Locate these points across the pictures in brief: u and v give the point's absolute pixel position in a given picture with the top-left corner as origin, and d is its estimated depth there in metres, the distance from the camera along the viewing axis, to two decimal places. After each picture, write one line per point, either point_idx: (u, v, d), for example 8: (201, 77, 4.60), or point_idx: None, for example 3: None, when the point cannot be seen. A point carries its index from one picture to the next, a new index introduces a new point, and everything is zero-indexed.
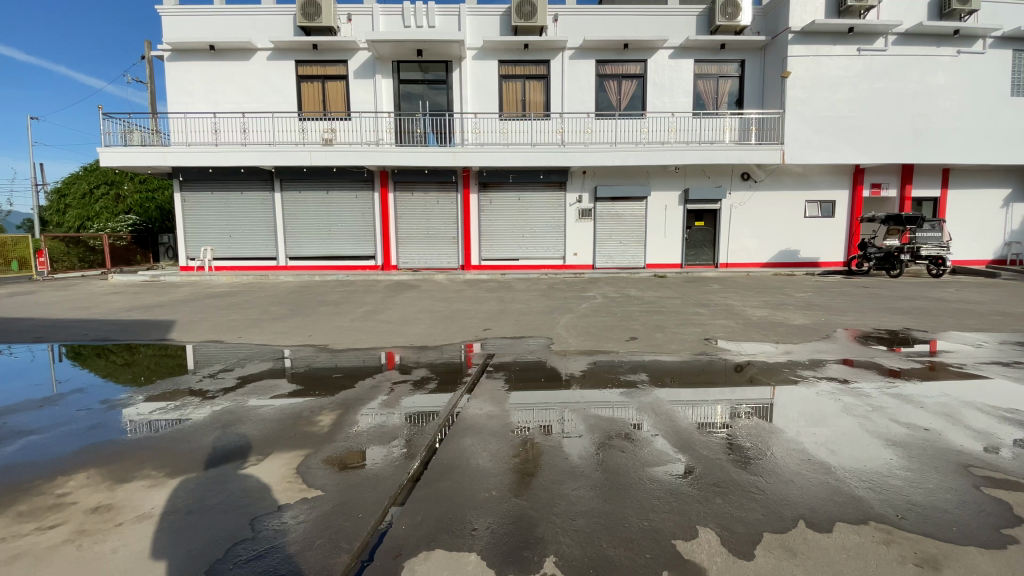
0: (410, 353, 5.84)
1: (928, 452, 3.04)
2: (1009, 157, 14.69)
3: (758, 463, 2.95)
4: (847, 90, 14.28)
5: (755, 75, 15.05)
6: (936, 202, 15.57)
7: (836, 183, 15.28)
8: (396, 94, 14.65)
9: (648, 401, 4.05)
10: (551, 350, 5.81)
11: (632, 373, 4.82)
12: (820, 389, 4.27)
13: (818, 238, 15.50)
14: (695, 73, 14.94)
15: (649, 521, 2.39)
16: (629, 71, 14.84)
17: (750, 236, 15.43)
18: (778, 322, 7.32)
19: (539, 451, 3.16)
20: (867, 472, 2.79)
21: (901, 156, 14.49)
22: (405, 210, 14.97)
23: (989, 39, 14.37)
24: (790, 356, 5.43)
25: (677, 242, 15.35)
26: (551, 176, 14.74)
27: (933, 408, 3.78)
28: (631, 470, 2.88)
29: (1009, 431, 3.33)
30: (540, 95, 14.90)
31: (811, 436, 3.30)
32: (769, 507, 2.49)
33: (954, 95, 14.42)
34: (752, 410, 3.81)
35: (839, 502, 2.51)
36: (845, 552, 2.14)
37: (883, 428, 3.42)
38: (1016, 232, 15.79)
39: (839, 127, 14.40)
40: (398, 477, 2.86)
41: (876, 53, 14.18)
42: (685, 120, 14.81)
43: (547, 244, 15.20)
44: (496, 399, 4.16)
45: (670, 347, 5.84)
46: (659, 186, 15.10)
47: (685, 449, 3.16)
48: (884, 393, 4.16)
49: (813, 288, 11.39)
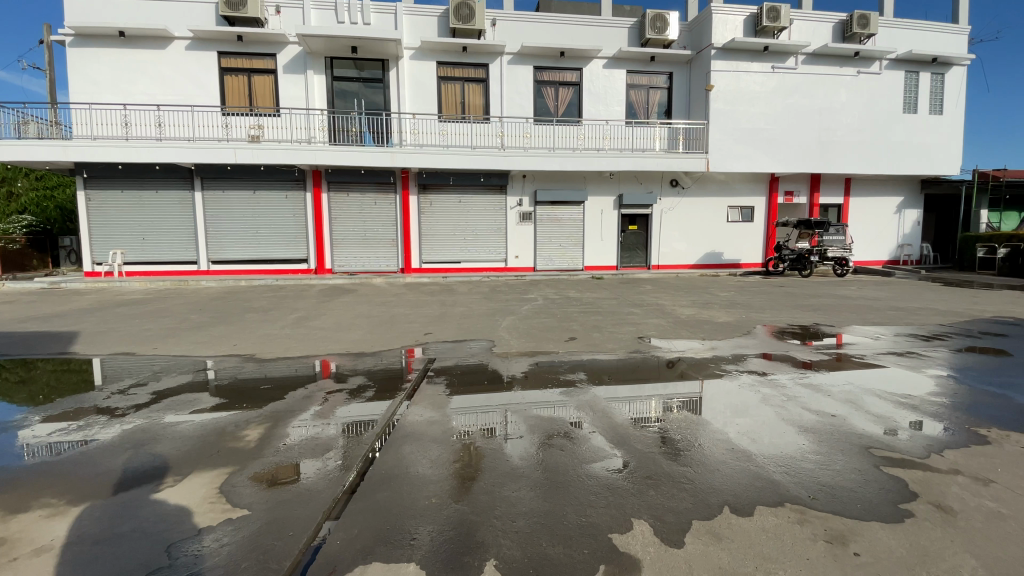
0: (346, 360, 5.64)
1: (835, 436, 3.34)
2: (901, 168, 16.43)
3: (688, 454, 3.11)
4: (763, 104, 15.44)
5: (683, 87, 15.93)
6: (839, 209, 17.21)
7: (755, 190, 16.48)
8: (329, 91, 14.13)
9: (587, 399, 4.16)
10: (492, 352, 5.82)
11: (572, 373, 4.93)
12: (742, 381, 4.59)
13: (739, 241, 16.65)
14: (627, 83, 15.57)
15: (587, 517, 2.45)
16: (566, 79, 15.21)
17: (679, 239, 16.28)
18: (705, 320, 7.78)
19: (480, 454, 3.16)
20: (783, 458, 3.03)
21: (810, 166, 15.88)
22: (340, 212, 14.45)
23: (885, 61, 15.99)
24: (716, 351, 5.80)
25: (613, 245, 15.91)
26: (492, 180, 14.81)
27: (839, 396, 4.16)
28: (572, 468, 2.95)
29: (903, 415, 3.71)
30: (479, 98, 14.91)
31: (735, 427, 3.52)
32: (697, 495, 2.63)
33: (854, 111, 15.98)
34: (682, 404, 4.02)
35: (759, 486, 2.70)
36: (765, 533, 2.29)
37: (797, 416, 3.72)
38: (907, 236, 17.73)
39: (756, 138, 15.54)
40: (333, 490, 2.75)
41: (788, 70, 15.47)
42: (618, 128, 15.43)
43: (487, 246, 15.21)
44: (436, 404, 4.10)
45: (607, 345, 6.05)
46: (596, 191, 15.59)
47: (621, 443, 3.29)
48: (798, 383, 4.52)
49: (736, 287, 12.21)
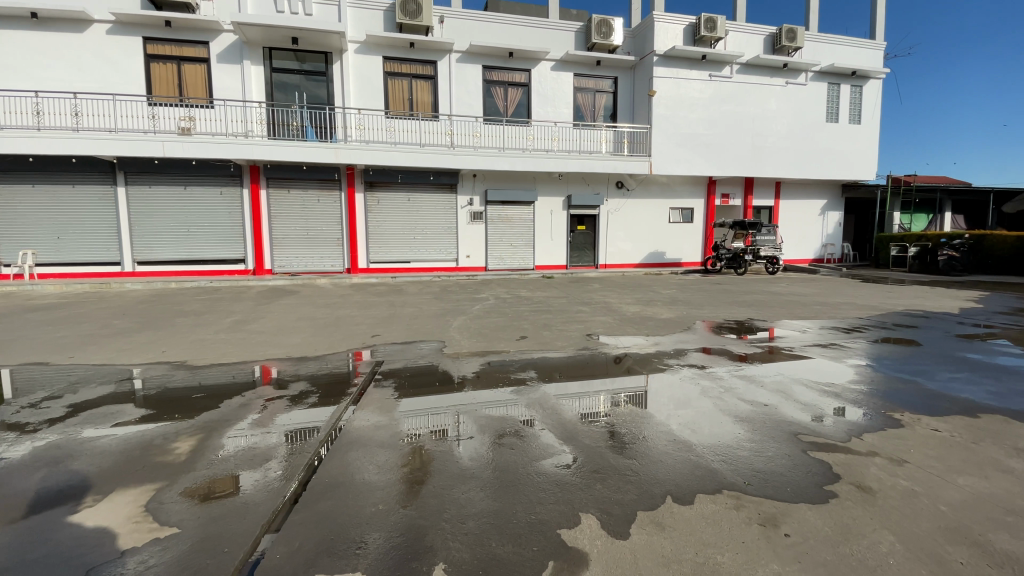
0: (287, 365, 5.39)
1: (768, 424, 3.56)
2: (825, 173, 17.72)
3: (633, 447, 3.20)
4: (701, 110, 16.19)
5: (627, 91, 16.42)
6: (770, 210, 18.33)
7: (694, 192, 17.28)
8: (268, 83, 13.47)
9: (537, 397, 4.20)
10: (442, 353, 5.76)
11: (522, 371, 4.96)
12: (683, 375, 4.79)
13: (680, 240, 17.39)
14: (574, 86, 15.86)
15: (536, 514, 2.47)
16: (515, 79, 15.28)
17: (625, 239, 16.78)
18: (649, 316, 8.06)
19: (429, 457, 3.12)
20: (721, 446, 3.19)
21: (744, 170, 16.83)
22: (281, 210, 13.83)
23: (810, 73, 17.17)
24: (659, 346, 6.02)
25: (562, 245, 16.17)
26: (441, 178, 14.65)
27: (771, 386, 4.43)
28: (522, 466, 2.97)
29: (828, 403, 4.00)
30: (428, 96, 14.70)
31: (677, 419, 3.67)
32: (641, 486, 2.72)
33: (783, 119, 17.07)
34: (629, 398, 4.15)
35: (699, 475, 2.82)
36: (705, 520, 2.40)
37: (733, 406, 3.93)
38: (830, 236, 19.14)
39: (695, 143, 16.28)
40: (274, 501, 2.63)
41: (724, 79, 16.30)
42: (567, 129, 15.69)
43: (437, 245, 15.03)
44: (384, 408, 4.01)
45: (557, 343, 6.14)
46: (545, 192, 15.78)
47: (570, 439, 3.35)
48: (734, 375, 4.78)
49: (678, 285, 12.73)
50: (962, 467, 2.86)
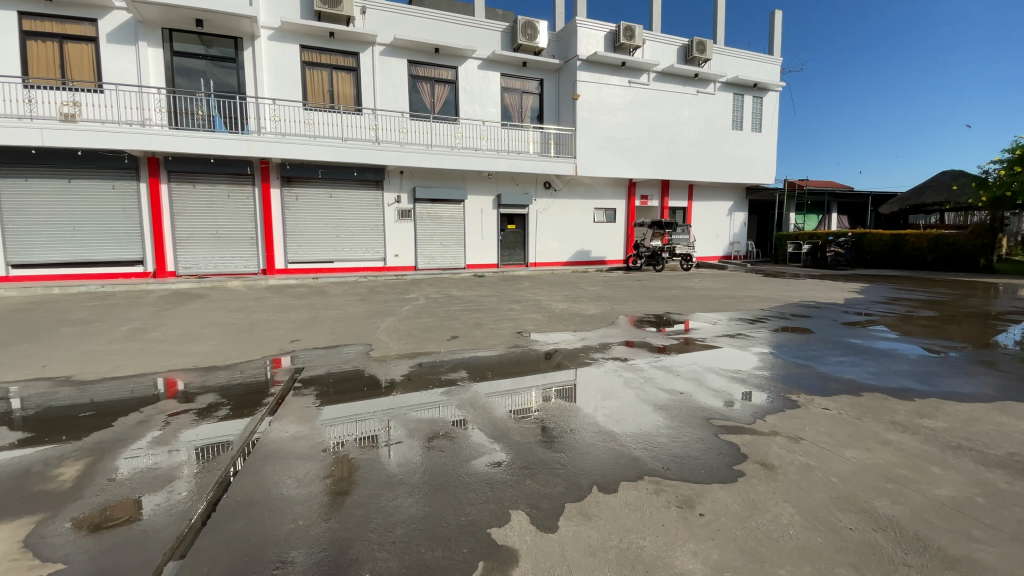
0: (196, 375, 4.96)
1: (684, 411, 3.80)
2: (732, 176, 19.21)
3: (562, 440, 3.28)
4: (622, 114, 16.94)
5: (552, 93, 16.81)
6: (684, 211, 19.58)
7: (616, 193, 18.07)
8: (169, 68, 12.30)
9: (467, 397, 4.18)
10: (369, 356, 5.56)
11: (452, 372, 4.91)
12: (608, 367, 4.99)
13: (605, 239, 18.11)
14: (501, 86, 15.96)
15: (466, 515, 2.46)
16: (441, 76, 15.10)
17: (553, 238, 17.18)
18: (577, 313, 8.31)
19: (355, 465, 3.00)
20: (642, 435, 3.35)
21: (661, 173, 17.84)
22: (186, 206, 12.69)
23: (718, 83, 18.52)
24: (586, 341, 6.23)
25: (492, 243, 16.22)
26: (366, 174, 14.13)
27: (687, 375, 4.73)
28: (452, 467, 2.94)
29: (736, 388, 4.34)
30: (349, 88, 14.11)
31: (603, 410, 3.81)
32: (569, 478, 2.79)
33: (695, 126, 18.29)
34: (558, 393, 4.25)
35: (623, 464, 2.95)
36: (628, 507, 2.50)
37: (653, 396, 4.15)
38: (737, 235, 20.80)
39: (617, 146, 17.01)
40: (181, 525, 2.40)
41: (642, 86, 17.16)
42: (494, 129, 15.76)
43: (364, 244, 14.50)
44: (306, 417, 3.80)
45: (487, 342, 6.15)
46: (474, 190, 15.75)
47: (500, 437, 3.37)
48: (654, 366, 5.05)
49: (604, 282, 13.22)
50: (848, 442, 3.21)
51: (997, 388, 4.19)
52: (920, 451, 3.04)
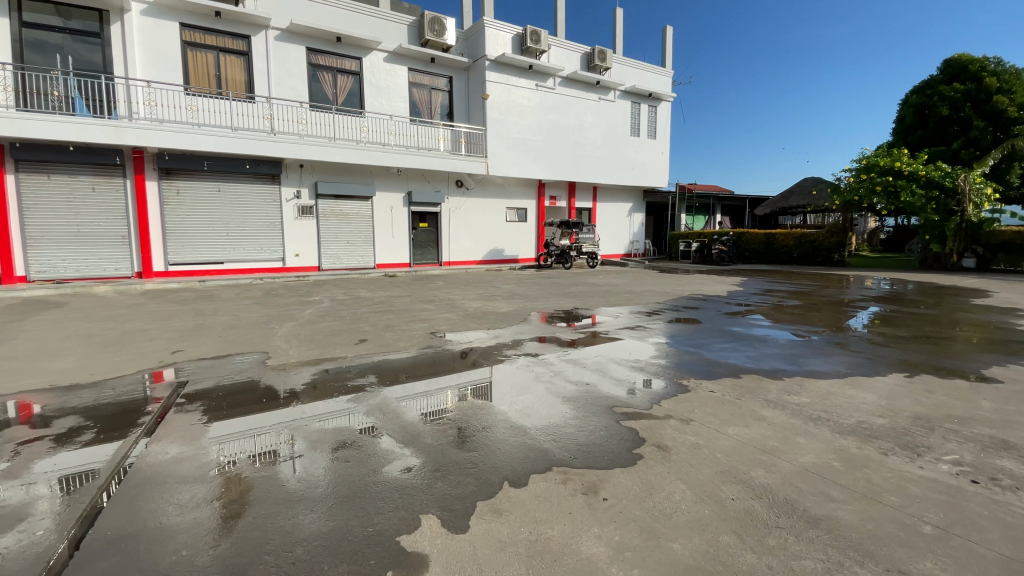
0: (52, 396, 4.27)
1: (589, 401, 3.98)
2: (631, 179, 20.51)
3: (474, 439, 3.29)
4: (530, 116, 17.34)
5: (461, 91, 16.76)
6: (590, 211, 20.54)
7: (527, 193, 18.48)
8: (16, 40, 10.51)
9: (376, 402, 4.04)
10: (267, 365, 5.15)
11: (361, 377, 4.71)
12: (519, 363, 5.10)
13: (516, 238, 18.46)
14: (409, 81, 15.59)
15: (373, 525, 2.37)
16: (344, 66, 14.42)
17: (466, 237, 17.16)
18: (490, 311, 8.37)
19: (250, 484, 2.77)
20: (551, 427, 3.46)
21: (568, 174, 18.56)
22: (38, 200, 10.90)
23: (618, 91, 19.64)
24: (498, 338, 6.30)
25: (404, 242, 15.82)
26: (261, 167, 13.09)
27: (593, 366, 4.97)
28: (359, 476, 2.82)
29: (636, 377, 4.63)
30: (240, 74, 12.96)
31: (515, 406, 3.88)
32: (481, 477, 2.79)
33: (598, 130, 19.26)
34: (470, 392, 4.25)
35: (533, 457, 3.02)
36: (537, 499, 2.57)
37: (562, 388, 4.31)
38: (637, 234, 22.26)
39: (526, 147, 17.38)
40: (30, 571, 2.06)
41: (548, 89, 17.71)
42: (403, 124, 15.36)
43: (260, 243, 13.43)
44: (193, 435, 3.44)
45: (398, 344, 5.99)
46: (382, 187, 15.24)
47: (411, 441, 3.29)
48: (563, 359, 5.24)
49: (516, 280, 13.47)
50: (731, 420, 3.56)
51: (847, 365, 4.90)
52: (788, 424, 3.46)
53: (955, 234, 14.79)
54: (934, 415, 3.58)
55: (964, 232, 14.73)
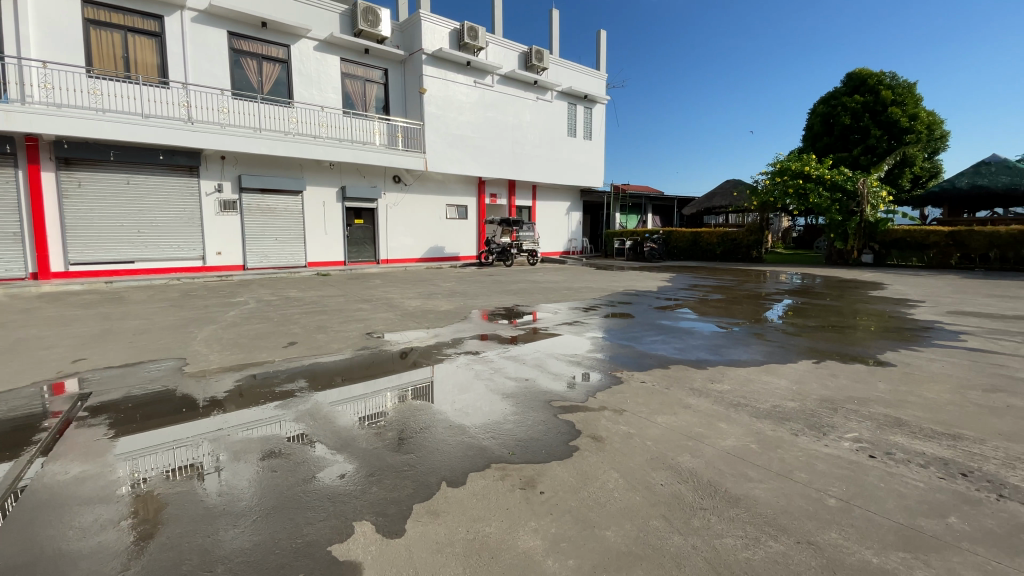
0: None
1: (528, 397, 4.02)
2: (569, 178, 20.97)
3: (411, 441, 3.22)
4: (468, 113, 17.25)
5: (398, 84, 16.37)
6: (530, 209, 20.77)
7: (466, 190, 18.38)
8: None
9: (308, 408, 3.86)
10: (185, 372, 4.78)
11: (291, 381, 4.48)
12: (459, 362, 5.06)
13: (456, 235, 18.31)
14: (342, 72, 15.01)
15: (303, 537, 2.26)
16: (271, 53, 13.64)
17: (404, 234, 16.80)
18: (429, 309, 8.25)
19: (165, 501, 2.56)
20: (490, 424, 3.46)
21: (507, 172, 18.66)
22: None
23: (555, 92, 19.99)
24: (438, 337, 6.21)
25: (338, 239, 15.23)
26: (177, 159, 12.12)
27: (531, 362, 5.03)
28: (288, 486, 2.68)
29: (573, 371, 4.74)
30: (152, 56, 11.89)
31: (454, 405, 3.84)
32: (417, 479, 2.74)
33: (536, 129, 19.51)
34: (409, 393, 4.16)
35: (471, 455, 3.01)
36: (475, 497, 2.56)
37: (501, 385, 4.33)
38: (575, 232, 22.80)
39: (465, 144, 17.27)
40: None
41: (486, 87, 17.69)
42: (336, 117, 14.77)
43: (177, 241, 12.42)
44: (98, 451, 3.13)
45: (332, 346, 5.76)
46: (314, 182, 14.59)
47: (344, 446, 3.17)
48: (502, 356, 5.26)
49: (456, 277, 13.36)
50: (661, 409, 3.73)
51: (763, 354, 5.28)
52: (712, 410, 3.68)
53: (855, 232, 16.38)
54: (838, 396, 3.95)
55: (863, 231, 16.35)
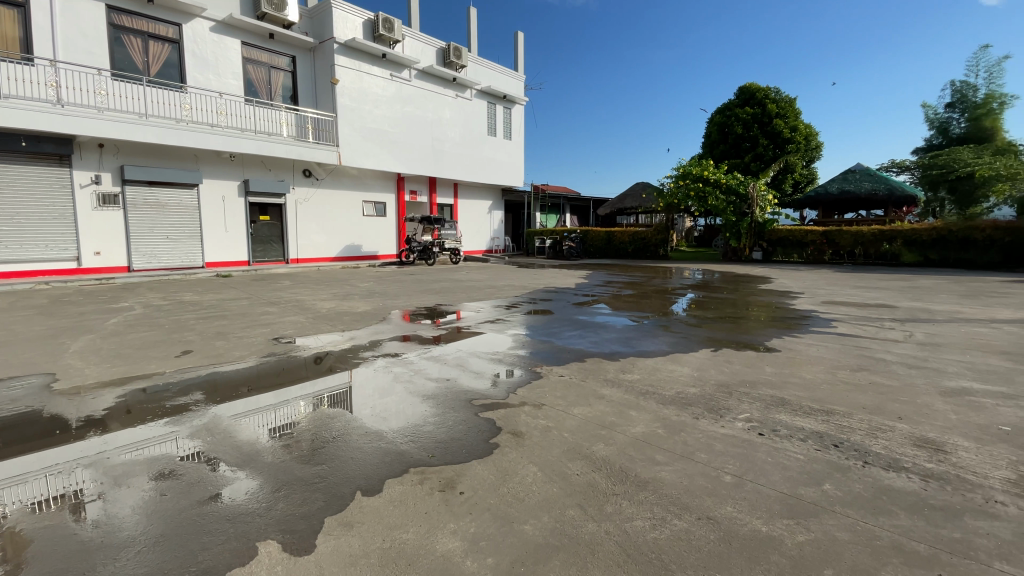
0: None
1: (448, 397, 3.98)
2: (490, 177, 21.07)
3: (324, 450, 3.07)
4: (385, 107, 16.72)
5: (307, 73, 15.48)
6: (451, 208, 20.60)
7: (385, 187, 17.85)
8: None
9: (207, 422, 3.53)
10: (53, 390, 4.17)
11: (186, 394, 4.07)
12: (377, 364, 4.89)
13: (374, 233, 17.70)
14: (244, 57, 13.91)
15: (199, 563, 2.06)
16: (159, 32, 12.31)
17: (317, 232, 15.95)
18: (344, 311, 7.90)
19: (27, 538, 2.22)
20: (409, 427, 3.39)
21: (427, 169, 18.36)
22: None
23: (474, 90, 19.96)
24: (354, 340, 5.97)
25: (241, 238, 14.11)
26: (43, 146, 10.59)
27: (452, 361, 5.00)
28: (180, 510, 2.43)
29: (493, 368, 4.77)
30: (15, 30, 10.30)
31: (372, 410, 3.71)
32: (329, 490, 2.61)
33: (456, 127, 19.38)
34: (323, 400, 3.95)
35: (388, 461, 2.92)
36: (392, 504, 2.48)
37: (421, 386, 4.24)
38: (497, 230, 22.98)
39: (382, 139, 16.73)
40: None
41: (403, 81, 17.26)
42: (237, 105, 13.65)
43: (43, 239, 10.81)
44: None
45: (235, 353, 5.32)
46: (212, 174, 13.40)
47: (246, 462, 2.94)
48: (422, 357, 5.18)
49: (374, 277, 12.92)
50: (577, 401, 3.86)
51: (670, 344, 5.66)
52: (624, 399, 3.89)
53: (747, 232, 18.09)
54: (733, 381, 4.33)
55: (753, 231, 18.09)
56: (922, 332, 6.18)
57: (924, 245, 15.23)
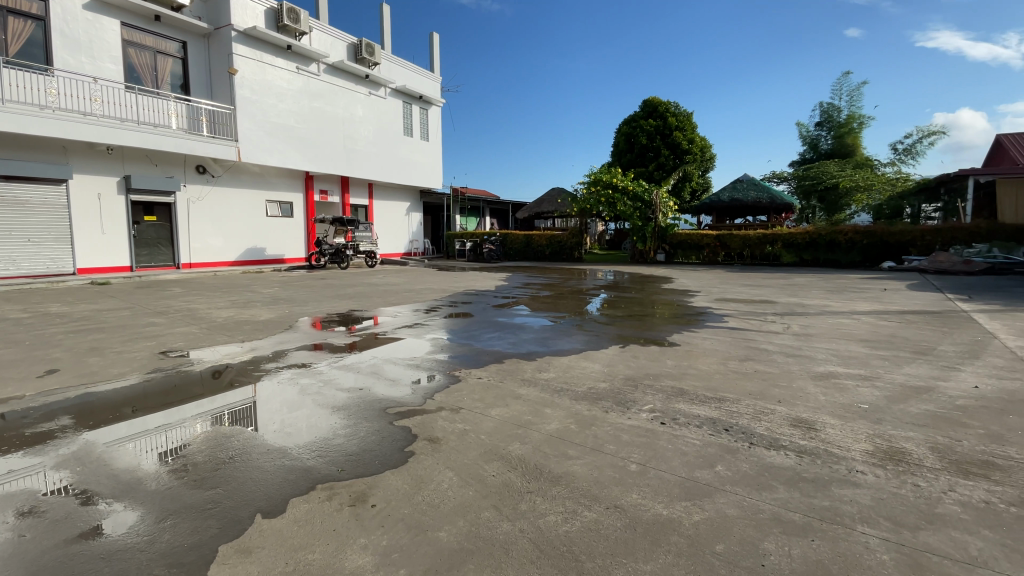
0: None
1: (360, 407, 3.83)
2: (406, 178, 20.63)
3: (220, 472, 2.82)
4: (292, 102, 15.80)
5: (201, 61, 14.20)
6: (366, 209, 19.89)
7: (292, 186, 16.85)
8: None
9: (77, 450, 3.10)
10: None
11: (50, 420, 3.55)
12: (281, 376, 4.59)
13: (280, 236, 16.61)
14: (124, 39, 12.46)
15: None
16: (19, 6, 10.69)
17: (214, 234, 14.66)
18: (245, 320, 7.32)
19: None
20: (316, 441, 3.22)
21: (339, 168, 17.59)
22: None
23: (388, 89, 19.48)
24: (257, 350, 5.56)
25: (122, 240, 12.60)
26: None
27: (365, 369, 4.82)
28: (43, 552, 2.12)
29: (408, 374, 4.66)
30: None
31: (277, 426, 3.47)
32: (225, 516, 2.41)
33: (370, 125, 18.80)
34: (221, 418, 3.63)
35: (293, 479, 2.75)
36: (296, 524, 2.34)
37: (331, 397, 4.04)
38: (415, 233, 22.53)
39: (288, 135, 15.78)
40: None
41: (311, 75, 16.42)
42: (115, 92, 12.18)
43: None
44: None
45: (114, 370, 4.74)
46: (84, 168, 11.84)
47: (126, 492, 2.62)
48: (332, 366, 4.95)
49: (281, 282, 12.11)
50: (494, 403, 3.89)
51: (583, 343, 5.89)
52: (539, 398, 3.98)
53: (652, 235, 19.30)
54: (640, 375, 4.59)
55: (657, 234, 19.36)
56: (799, 324, 6.99)
57: (799, 247, 17.15)
